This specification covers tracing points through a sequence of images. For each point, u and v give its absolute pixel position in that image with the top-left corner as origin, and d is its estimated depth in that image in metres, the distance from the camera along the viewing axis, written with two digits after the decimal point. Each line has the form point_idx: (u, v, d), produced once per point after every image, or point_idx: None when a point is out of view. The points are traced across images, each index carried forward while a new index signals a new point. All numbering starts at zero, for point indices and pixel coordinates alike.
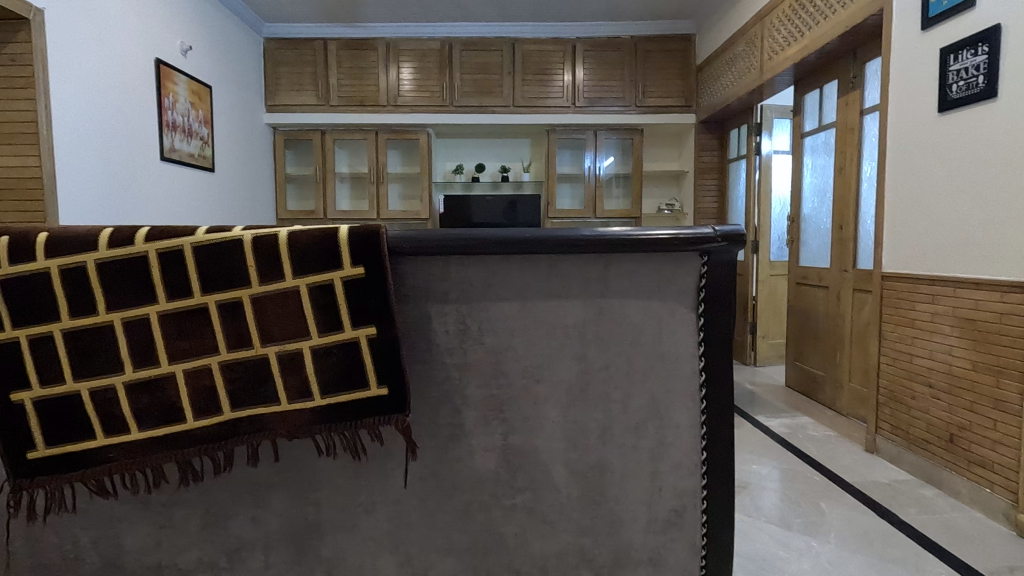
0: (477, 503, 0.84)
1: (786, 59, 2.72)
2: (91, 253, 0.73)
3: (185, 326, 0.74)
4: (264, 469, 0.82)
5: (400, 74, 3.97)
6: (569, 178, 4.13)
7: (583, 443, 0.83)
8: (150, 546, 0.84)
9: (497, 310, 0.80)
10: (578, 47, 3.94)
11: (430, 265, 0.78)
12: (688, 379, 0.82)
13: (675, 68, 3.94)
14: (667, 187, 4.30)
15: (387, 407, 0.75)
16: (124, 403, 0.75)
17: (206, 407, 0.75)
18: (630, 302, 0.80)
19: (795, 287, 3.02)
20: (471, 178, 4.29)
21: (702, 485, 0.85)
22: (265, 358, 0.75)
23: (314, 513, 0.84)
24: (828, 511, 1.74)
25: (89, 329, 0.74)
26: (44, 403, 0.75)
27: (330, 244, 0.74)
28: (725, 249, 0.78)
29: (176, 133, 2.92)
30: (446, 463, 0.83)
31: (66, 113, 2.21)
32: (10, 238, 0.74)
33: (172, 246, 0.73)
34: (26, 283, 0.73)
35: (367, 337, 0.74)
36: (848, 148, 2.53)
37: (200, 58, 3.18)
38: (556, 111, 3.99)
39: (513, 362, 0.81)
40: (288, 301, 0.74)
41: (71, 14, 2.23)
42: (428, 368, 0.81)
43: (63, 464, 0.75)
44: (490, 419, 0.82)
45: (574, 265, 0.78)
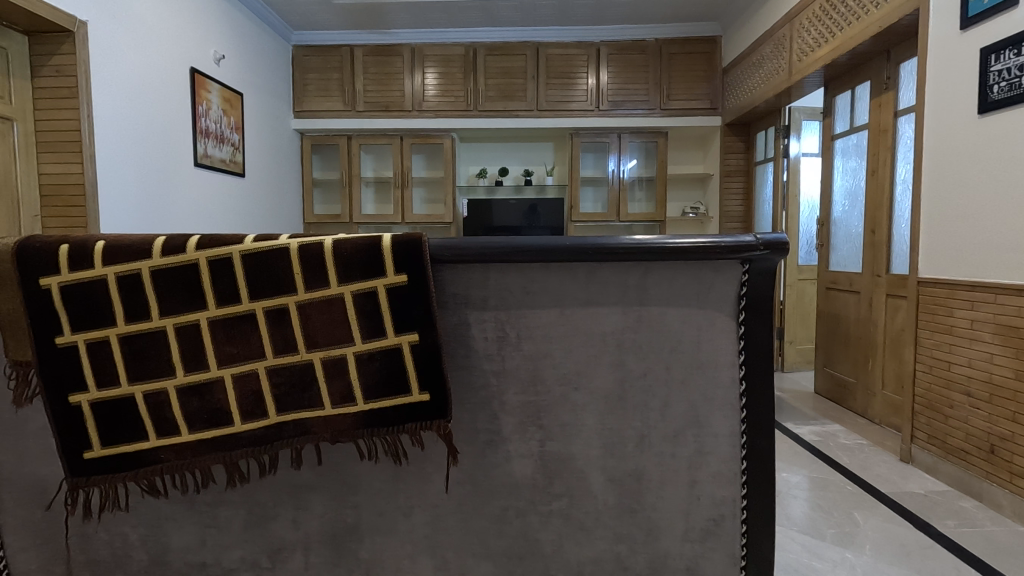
0: (513, 508, 0.85)
1: (816, 60, 2.68)
2: (145, 260, 0.75)
3: (232, 331, 0.77)
4: (306, 472, 0.84)
5: (424, 80, 4.01)
6: (592, 181, 4.13)
7: (620, 450, 0.83)
8: (196, 544, 0.86)
9: (536, 317, 0.80)
10: (602, 50, 3.93)
11: (470, 273, 0.79)
12: (727, 387, 0.82)
13: (700, 71, 3.91)
14: (691, 190, 4.26)
15: (428, 413, 0.76)
16: (175, 405, 0.77)
17: (253, 410, 0.77)
18: (668, 310, 0.80)
19: (825, 292, 2.97)
20: (494, 182, 4.31)
21: (742, 494, 0.84)
22: (310, 363, 0.77)
23: (354, 515, 0.85)
24: (862, 522, 1.71)
25: (143, 334, 0.77)
26: (100, 405, 0.78)
27: (374, 252, 0.75)
28: (766, 257, 0.77)
29: (209, 140, 3.00)
30: (483, 469, 0.84)
31: (106, 121, 2.29)
32: (70, 246, 0.76)
33: (221, 254, 0.75)
34: (85, 289, 0.76)
35: (410, 344, 0.75)
36: (882, 150, 2.48)
37: (232, 66, 3.26)
38: (579, 114, 3.99)
39: (551, 369, 0.81)
40: (332, 307, 0.76)
41: (112, 26, 2.32)
42: (467, 374, 0.82)
43: (117, 464, 0.78)
44: (527, 425, 0.83)
45: (613, 272, 0.79)
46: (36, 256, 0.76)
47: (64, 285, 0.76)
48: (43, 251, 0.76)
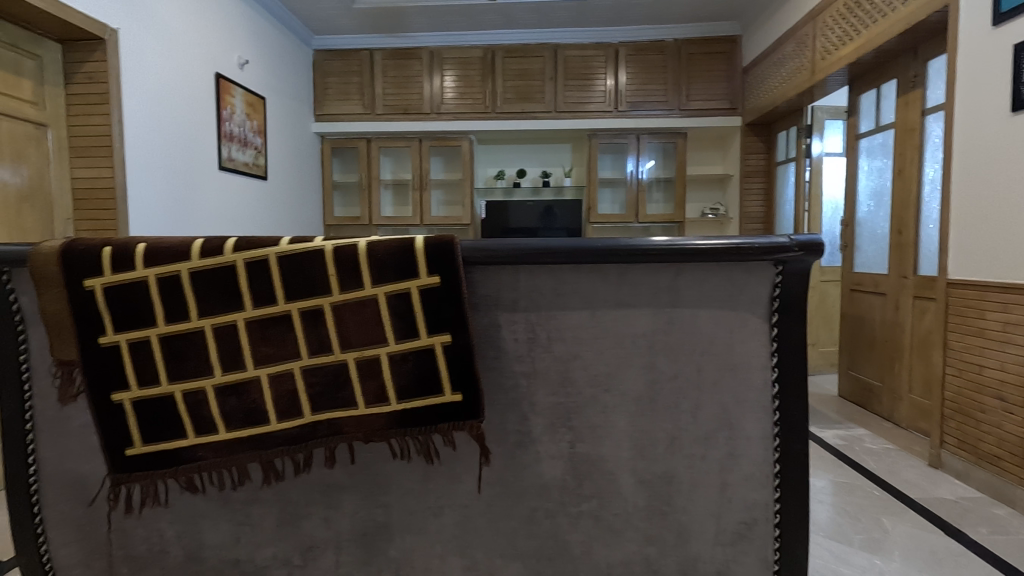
0: (543, 510, 0.85)
1: (840, 59, 2.65)
2: (184, 262, 0.77)
3: (269, 332, 0.78)
4: (338, 471, 0.85)
5: (443, 82, 4.03)
6: (610, 182, 4.11)
7: (650, 452, 0.83)
8: (230, 541, 0.88)
9: (567, 318, 0.80)
10: (621, 51, 3.92)
11: (501, 274, 0.79)
12: (760, 390, 0.81)
13: (720, 70, 3.87)
14: (711, 191, 4.22)
15: (460, 413, 0.76)
16: (213, 404, 0.79)
17: (288, 410, 0.78)
18: (700, 312, 0.79)
19: (849, 293, 2.93)
20: (512, 184, 4.31)
21: (775, 498, 0.83)
22: (344, 364, 0.78)
23: (385, 514, 0.86)
24: (890, 528, 1.67)
25: (182, 334, 0.78)
26: (141, 404, 0.80)
27: (407, 253, 0.76)
28: (801, 259, 0.76)
29: (233, 143, 3.05)
30: (513, 469, 0.85)
31: (135, 126, 2.35)
32: (112, 248, 0.78)
33: (257, 256, 0.76)
34: (128, 290, 0.78)
35: (442, 345, 0.76)
36: (909, 149, 2.44)
37: (255, 71, 3.31)
38: (598, 115, 3.98)
39: (581, 370, 0.82)
40: (366, 308, 0.77)
41: (141, 34, 2.37)
42: (497, 375, 0.82)
43: (157, 461, 0.80)
44: (557, 427, 0.83)
45: (645, 274, 0.78)
46: (80, 258, 0.78)
47: (107, 286, 0.78)
48: (87, 253, 0.78)
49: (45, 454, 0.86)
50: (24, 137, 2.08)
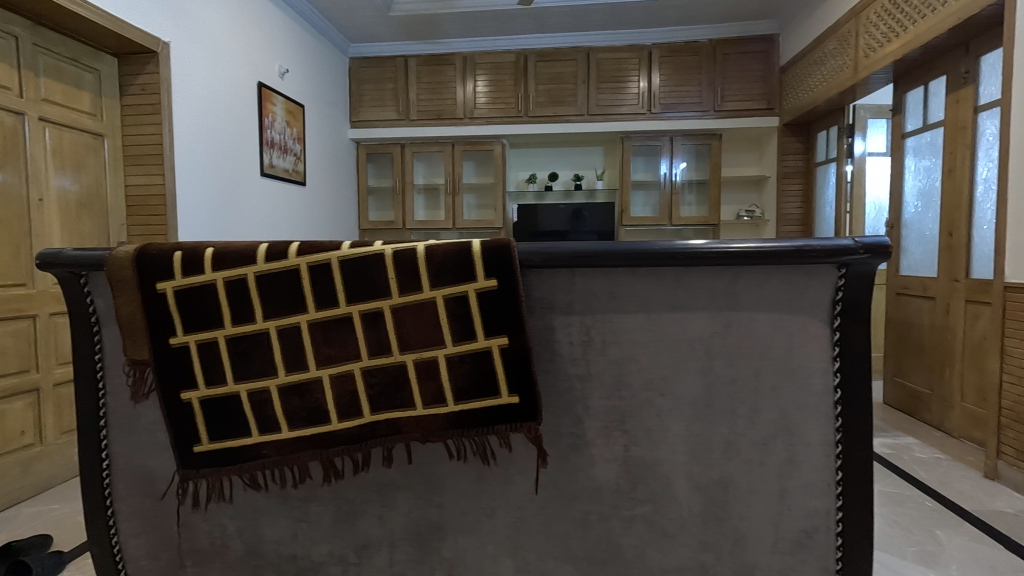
0: (595, 513, 0.85)
1: (885, 57, 2.58)
2: (250, 266, 0.80)
3: (330, 333, 0.80)
4: (394, 471, 0.87)
5: (475, 87, 4.07)
6: (643, 185, 4.08)
7: (707, 457, 0.82)
8: (288, 537, 0.90)
9: (622, 321, 0.80)
10: (654, 53, 3.89)
11: (556, 277, 0.80)
12: (821, 395, 0.79)
13: (756, 71, 3.81)
14: (746, 193, 4.15)
15: (517, 415, 0.77)
16: (277, 404, 0.81)
17: (349, 409, 0.80)
18: (759, 315, 0.78)
19: (895, 297, 2.84)
20: (544, 187, 4.30)
21: (837, 506, 0.81)
22: (403, 365, 0.79)
23: (438, 514, 0.87)
24: (946, 541, 1.61)
25: (248, 335, 0.81)
26: (208, 402, 0.83)
27: (464, 257, 0.77)
28: (866, 261, 0.74)
29: (274, 150, 3.14)
30: (567, 472, 0.85)
31: (184, 135, 2.44)
32: (183, 252, 0.82)
33: (320, 259, 0.79)
34: (197, 293, 0.81)
35: (499, 347, 0.77)
36: (960, 148, 2.36)
37: (295, 80, 3.40)
38: (630, 117, 3.96)
39: (637, 373, 0.81)
40: (424, 311, 0.78)
41: (190, 45, 2.46)
42: (552, 377, 0.82)
43: (223, 458, 0.83)
44: (612, 430, 0.83)
45: (702, 278, 0.78)
46: (153, 262, 0.81)
47: (177, 289, 0.81)
48: (159, 257, 0.81)
49: (117, 450, 0.90)
50: (83, 148, 2.18)
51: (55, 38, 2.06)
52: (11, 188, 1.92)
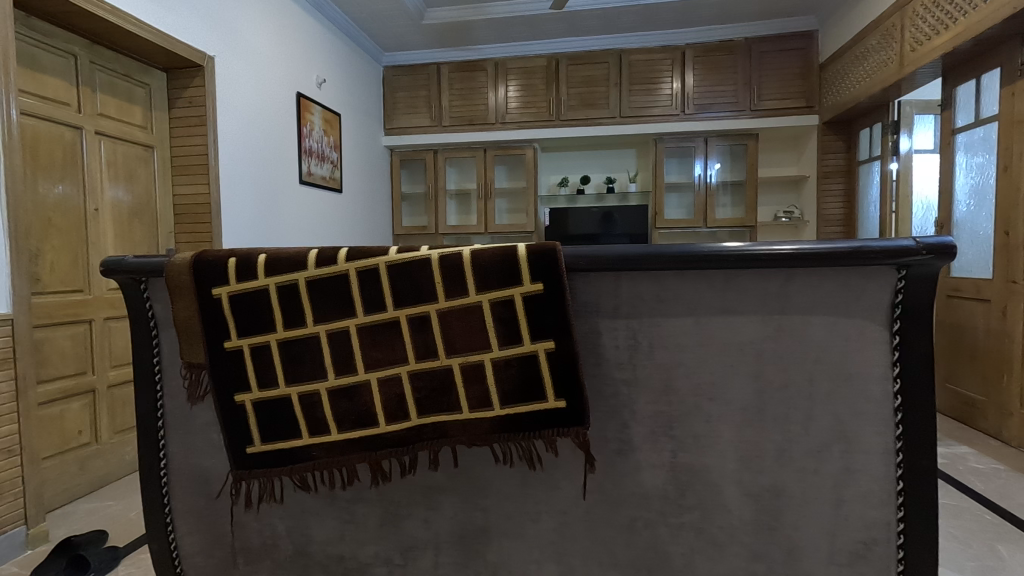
0: (642, 519, 0.84)
1: (933, 50, 2.48)
2: (301, 271, 0.82)
3: (378, 337, 0.81)
4: (439, 474, 0.87)
5: (507, 93, 4.09)
6: (676, 186, 4.02)
7: (758, 464, 0.80)
8: (335, 538, 0.92)
9: (670, 325, 0.79)
10: (687, 53, 3.84)
11: (602, 281, 0.79)
12: (880, 402, 0.77)
13: (794, 68, 3.72)
14: (785, 193, 4.06)
15: (565, 419, 0.77)
16: (326, 407, 0.83)
17: (396, 412, 0.81)
18: (813, 318, 0.76)
19: (946, 299, 2.72)
20: (576, 191, 4.28)
21: (898, 517, 0.78)
22: (450, 368, 0.80)
23: (483, 518, 0.87)
24: (1008, 556, 1.53)
25: (299, 339, 0.83)
26: (260, 404, 0.85)
27: (510, 261, 0.77)
28: (928, 262, 0.71)
29: (312, 159, 3.21)
30: (613, 478, 0.84)
31: (228, 145, 2.52)
32: (237, 259, 0.84)
33: (369, 265, 0.80)
34: (250, 298, 0.83)
35: (546, 351, 0.77)
36: (1017, 144, 2.25)
37: (332, 89, 3.48)
38: (663, 119, 3.91)
39: (685, 378, 0.80)
40: (471, 315, 0.79)
41: (233, 58, 2.55)
42: (597, 382, 0.82)
43: (275, 459, 0.85)
44: (658, 435, 0.82)
45: (752, 280, 0.76)
46: (209, 268, 0.84)
47: (231, 294, 0.84)
48: (214, 263, 0.84)
49: (173, 450, 0.93)
50: (135, 159, 2.28)
51: (109, 55, 2.16)
52: (70, 199, 2.02)
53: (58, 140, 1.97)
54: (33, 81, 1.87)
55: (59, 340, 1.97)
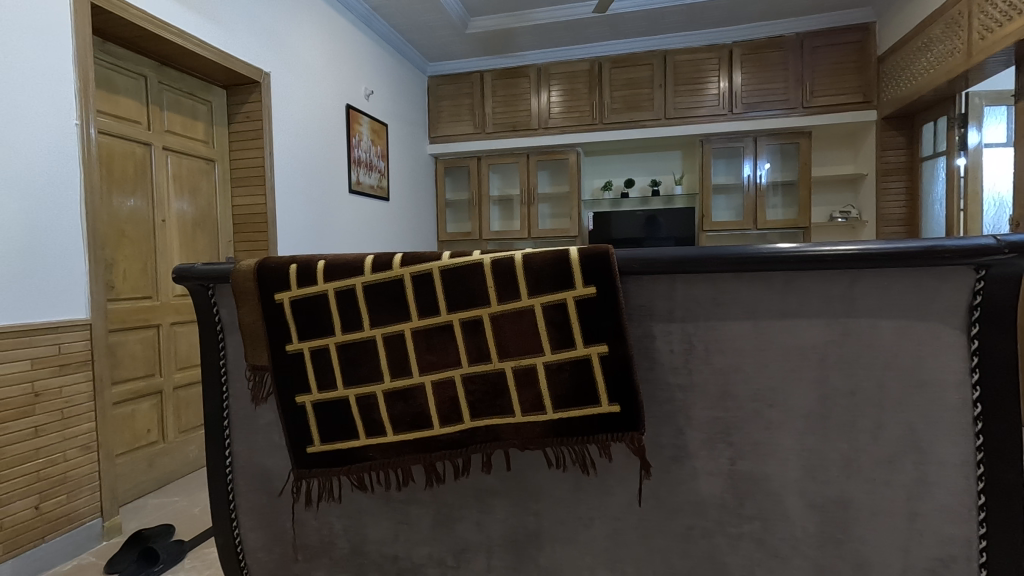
0: (699, 528, 0.81)
1: (1004, 38, 2.33)
2: (358, 277, 0.84)
3: (432, 341, 0.83)
4: (492, 477, 0.88)
5: (550, 98, 4.10)
6: (724, 188, 3.93)
7: (822, 474, 0.77)
8: (390, 538, 0.94)
9: (728, 329, 0.77)
10: (735, 51, 3.75)
11: (655, 284, 0.78)
12: (957, 411, 0.72)
13: (851, 62, 3.57)
14: (841, 192, 3.90)
15: (619, 424, 0.76)
16: (382, 408, 0.85)
17: (450, 415, 0.82)
18: (881, 321, 0.73)
19: None
20: (621, 194, 4.24)
21: (979, 533, 0.74)
22: (502, 372, 0.80)
23: (535, 522, 0.87)
24: None
25: (356, 343, 0.86)
26: (320, 406, 0.88)
27: (563, 264, 0.77)
28: (1010, 262, 0.67)
29: (361, 168, 3.31)
30: (668, 485, 0.82)
31: (283, 157, 2.63)
32: (298, 265, 0.88)
33: (423, 269, 0.82)
34: (310, 302, 0.87)
35: (599, 355, 0.76)
36: None
37: (379, 100, 3.58)
38: (710, 119, 3.82)
39: (744, 384, 0.78)
40: (523, 319, 0.79)
41: (287, 74, 2.66)
42: (652, 387, 0.80)
43: (333, 459, 0.88)
44: (715, 442, 0.80)
45: (814, 283, 0.74)
46: (272, 274, 0.88)
47: (293, 299, 0.87)
48: (277, 270, 0.88)
49: (238, 449, 0.98)
50: (198, 172, 2.41)
51: (175, 75, 2.29)
52: (140, 212, 2.14)
53: (130, 156, 2.10)
54: (108, 101, 2.01)
55: (130, 343, 2.09)
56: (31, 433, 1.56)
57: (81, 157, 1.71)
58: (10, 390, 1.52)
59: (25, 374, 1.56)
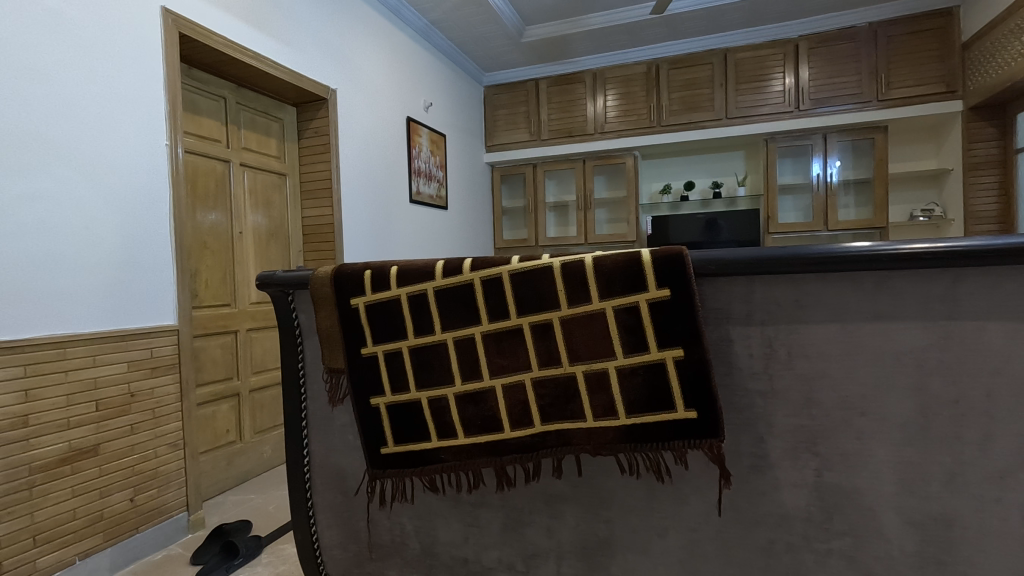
0: (782, 542, 0.77)
1: None
2: (430, 282, 0.86)
3: (502, 344, 0.83)
4: (562, 482, 0.87)
5: (606, 103, 4.07)
6: (791, 188, 3.76)
7: (921, 488, 0.72)
8: (460, 540, 0.95)
9: (813, 333, 0.73)
10: (802, 46, 3.60)
11: (732, 285, 0.75)
12: None
13: (931, 50, 3.35)
14: (922, 190, 3.64)
15: (696, 430, 0.74)
16: (454, 411, 0.86)
17: (521, 419, 0.82)
18: (988, 324, 0.67)
19: None
20: (680, 197, 4.13)
21: None
22: (573, 376, 0.80)
23: (606, 530, 0.85)
24: None
25: (427, 346, 0.87)
26: (393, 408, 0.90)
27: (635, 266, 0.76)
28: None
29: (421, 178, 3.39)
30: (748, 496, 0.78)
31: (349, 169, 2.74)
32: (372, 271, 0.90)
33: (493, 273, 0.82)
34: (384, 307, 0.89)
35: (674, 359, 0.74)
36: None
37: (438, 111, 3.67)
38: (774, 118, 3.68)
39: (831, 391, 0.74)
40: (594, 323, 0.78)
41: (352, 90, 2.77)
42: (730, 393, 0.77)
43: (406, 460, 0.90)
44: (800, 452, 0.75)
45: (909, 283, 0.69)
46: (348, 280, 0.91)
47: (367, 304, 0.90)
48: (352, 275, 0.91)
49: (316, 448, 1.01)
50: (270, 186, 2.54)
51: (251, 95, 2.43)
52: (221, 225, 2.28)
53: (212, 173, 2.24)
54: (193, 122, 2.16)
55: (211, 348, 2.22)
56: (128, 431, 1.69)
57: (170, 174, 1.85)
58: (109, 390, 1.64)
59: (122, 375, 1.68)
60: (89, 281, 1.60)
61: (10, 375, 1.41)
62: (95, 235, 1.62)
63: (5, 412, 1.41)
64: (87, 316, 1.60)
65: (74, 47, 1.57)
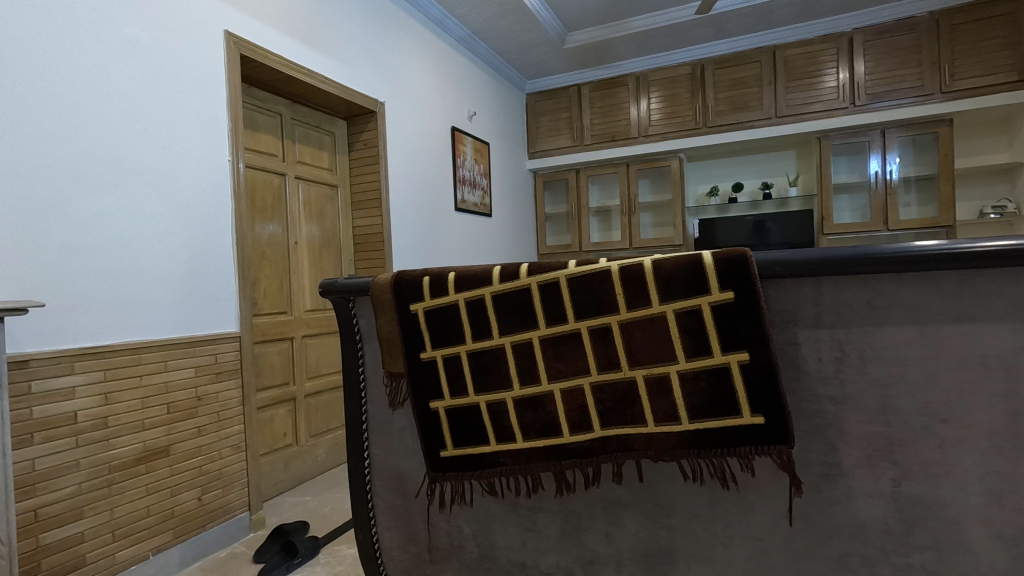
0: (857, 555, 0.74)
1: None
2: (487, 287, 0.87)
3: (561, 348, 0.83)
4: (622, 488, 0.86)
5: (649, 106, 4.02)
6: (847, 187, 3.61)
7: (1011, 501, 0.67)
8: (517, 545, 0.95)
9: (888, 335, 0.70)
10: (856, 38, 3.47)
11: (798, 287, 0.73)
12: None
13: (1000, 38, 3.16)
14: (993, 185, 3.43)
15: (764, 436, 0.72)
16: (512, 415, 0.87)
17: (580, 423, 0.82)
18: None
19: None
20: (728, 199, 4.03)
21: None
22: (633, 380, 0.79)
23: (668, 537, 0.84)
24: None
25: (485, 350, 0.89)
26: (453, 412, 0.92)
27: (695, 269, 0.74)
28: None
29: (466, 187, 3.45)
30: (819, 505, 0.75)
31: (397, 179, 2.82)
32: (430, 277, 0.93)
33: (549, 278, 0.83)
34: (442, 312, 0.91)
35: (739, 363, 0.73)
36: None
37: (482, 120, 3.73)
38: (827, 114, 3.55)
39: (908, 398, 0.70)
40: (655, 326, 0.77)
41: (399, 102, 2.85)
42: (798, 397, 0.75)
43: (465, 463, 0.91)
44: (876, 461, 0.72)
45: (993, 283, 0.66)
46: (407, 286, 0.93)
47: (426, 309, 0.92)
48: (411, 281, 0.93)
49: (376, 451, 1.04)
50: (323, 198, 2.63)
51: (304, 110, 2.53)
52: (278, 236, 2.38)
53: (269, 186, 2.34)
54: (252, 138, 2.26)
55: (270, 354, 2.31)
56: (195, 432, 1.78)
57: (233, 189, 1.94)
58: (179, 394, 1.73)
59: (190, 380, 1.77)
60: (160, 292, 1.70)
61: (91, 378, 1.51)
62: (167, 248, 1.72)
63: (88, 414, 1.50)
64: (159, 325, 1.69)
65: (148, 72, 1.68)
